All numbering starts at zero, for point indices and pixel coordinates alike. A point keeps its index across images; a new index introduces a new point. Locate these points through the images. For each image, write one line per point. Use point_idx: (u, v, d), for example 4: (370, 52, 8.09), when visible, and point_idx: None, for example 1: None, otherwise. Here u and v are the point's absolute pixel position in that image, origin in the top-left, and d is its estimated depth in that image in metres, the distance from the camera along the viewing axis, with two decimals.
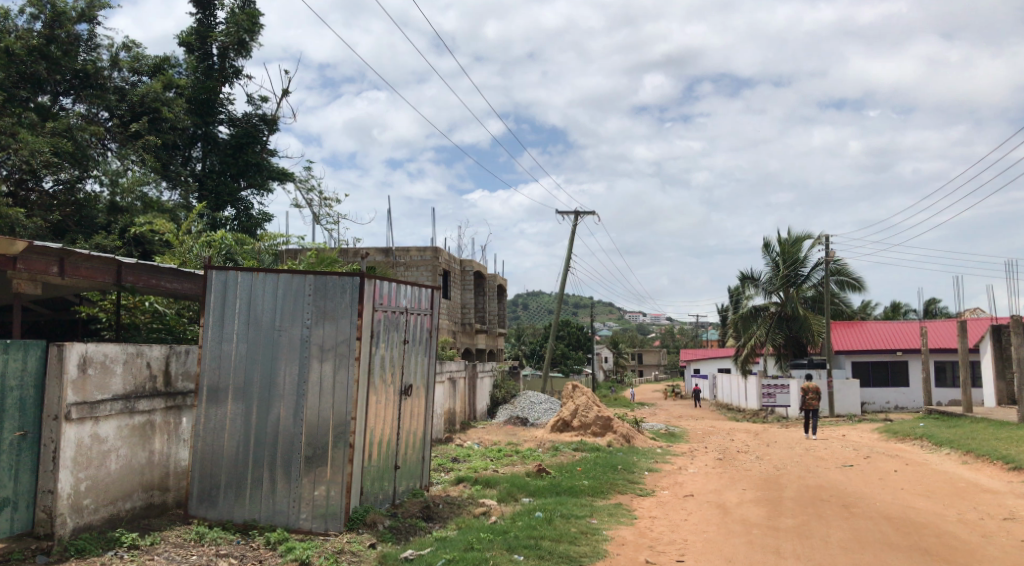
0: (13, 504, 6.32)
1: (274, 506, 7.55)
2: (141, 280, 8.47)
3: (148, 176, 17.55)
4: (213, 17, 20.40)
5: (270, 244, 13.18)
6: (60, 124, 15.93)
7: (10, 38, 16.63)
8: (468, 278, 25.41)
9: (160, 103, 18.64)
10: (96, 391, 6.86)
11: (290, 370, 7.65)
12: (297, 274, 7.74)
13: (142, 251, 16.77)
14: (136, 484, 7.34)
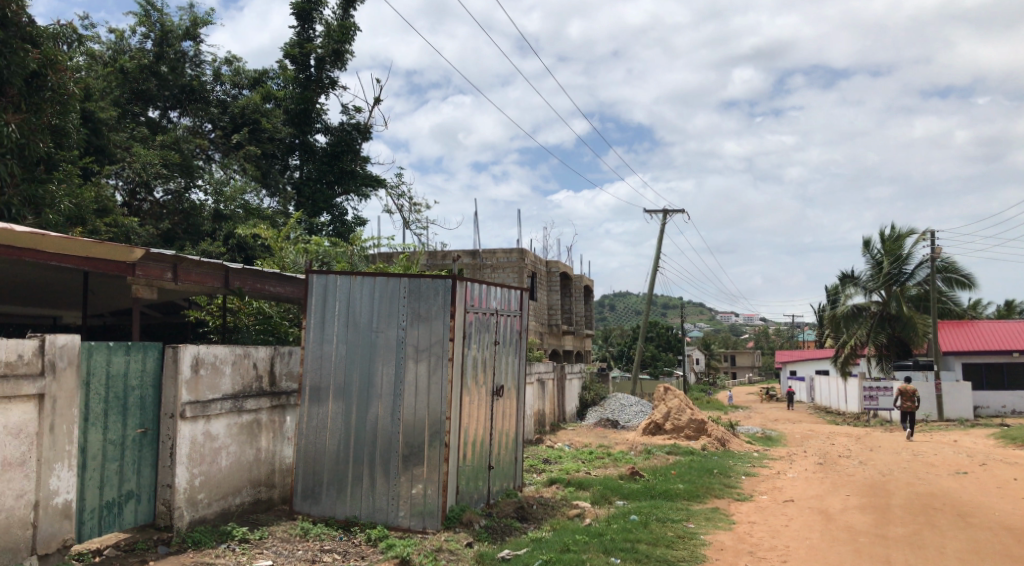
0: (137, 496, 6.69)
1: (374, 503, 7.74)
2: (248, 285, 8.83)
3: (249, 185, 18.28)
4: (310, 30, 20.91)
5: (363, 246, 13.52)
6: (169, 138, 17.09)
7: (124, 58, 17.82)
8: (554, 279, 25.34)
9: (259, 114, 19.91)
10: (208, 391, 7.18)
11: (387, 369, 7.83)
12: (392, 276, 7.91)
13: (245, 257, 17.71)
14: (245, 480, 7.67)
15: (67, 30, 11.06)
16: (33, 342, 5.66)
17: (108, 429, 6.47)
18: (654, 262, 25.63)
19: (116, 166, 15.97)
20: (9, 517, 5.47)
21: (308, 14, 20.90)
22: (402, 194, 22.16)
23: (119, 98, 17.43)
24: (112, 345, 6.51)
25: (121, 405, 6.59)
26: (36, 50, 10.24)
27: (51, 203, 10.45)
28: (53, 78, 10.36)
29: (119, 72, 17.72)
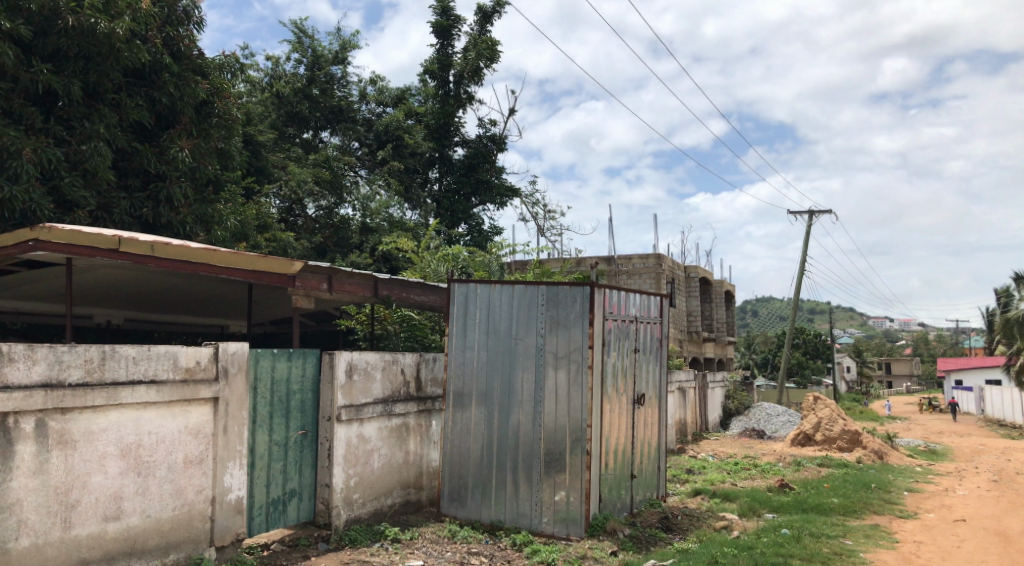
0: (299, 495, 7.08)
1: (517, 508, 7.84)
2: (396, 294, 9.25)
3: (392, 199, 19.24)
4: (449, 46, 21.55)
5: (502, 253, 13.67)
6: (320, 156, 18.16)
7: (280, 82, 19.04)
8: (693, 285, 24.70)
9: (402, 131, 20.44)
10: (361, 395, 7.53)
11: (528, 376, 7.92)
12: (530, 284, 7.99)
13: (390, 267, 18.57)
14: (395, 482, 7.99)
15: (230, 61, 11.95)
16: (209, 349, 6.12)
17: (274, 430, 6.87)
18: (800, 265, 24.51)
19: (274, 185, 17.11)
20: (191, 511, 5.94)
21: (448, 31, 21.56)
22: (537, 203, 22.40)
23: (276, 121, 18.77)
24: (276, 352, 6.90)
25: (284, 408, 6.98)
26: (204, 80, 11.16)
27: (218, 220, 11.23)
28: (219, 105, 11.31)
29: (275, 97, 18.96)
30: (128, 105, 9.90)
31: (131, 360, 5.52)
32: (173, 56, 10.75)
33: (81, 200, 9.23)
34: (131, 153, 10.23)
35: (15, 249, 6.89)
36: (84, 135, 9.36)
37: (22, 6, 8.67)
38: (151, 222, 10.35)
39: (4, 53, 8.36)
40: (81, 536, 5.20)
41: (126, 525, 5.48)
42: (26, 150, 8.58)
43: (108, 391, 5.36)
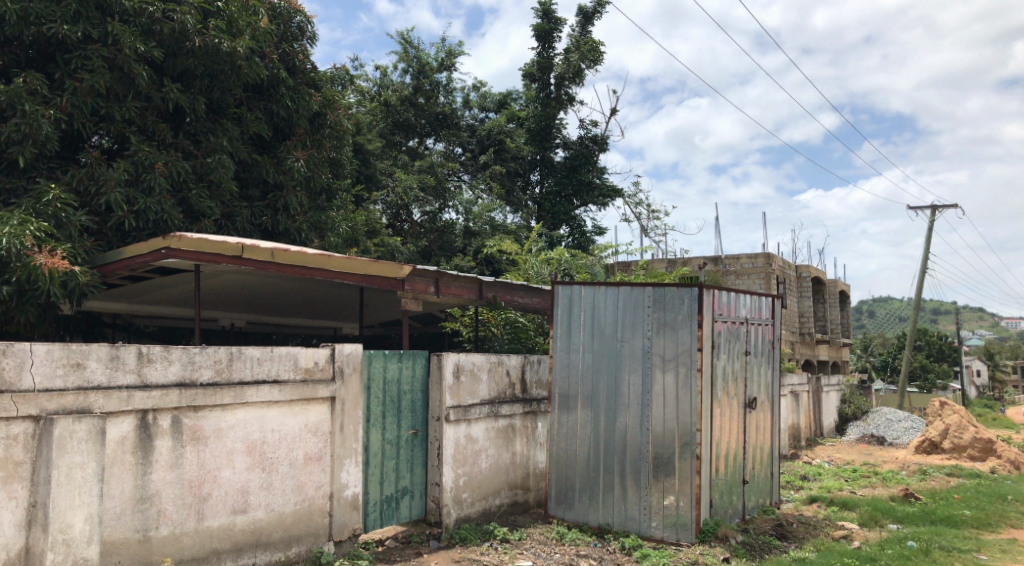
0: (411, 493, 7.25)
1: (626, 512, 7.76)
2: (501, 295, 9.25)
3: (495, 203, 19.51)
4: (550, 48, 21.66)
5: (606, 255, 13.57)
6: (425, 163, 18.50)
7: (388, 91, 19.72)
8: (805, 285, 23.81)
9: (504, 135, 20.73)
10: (468, 396, 7.66)
11: (634, 379, 7.83)
12: (636, 286, 7.90)
13: (493, 270, 18.83)
14: (503, 482, 8.08)
15: (341, 72, 12.43)
16: (326, 350, 6.37)
17: (387, 429, 7.05)
18: (923, 263, 23.22)
19: (381, 192, 17.68)
20: (311, 506, 6.19)
21: (549, 33, 21.64)
22: (640, 203, 22.13)
23: (383, 129, 19.37)
24: (387, 353, 7.08)
25: (396, 408, 7.16)
26: (317, 93, 11.66)
27: (332, 226, 11.80)
28: (330, 116, 11.77)
29: (383, 105, 19.69)
30: (248, 119, 10.50)
31: (256, 360, 5.80)
32: (288, 70, 11.27)
33: (207, 210, 9.77)
34: (251, 165, 10.80)
35: (150, 256, 7.52)
36: (209, 148, 9.95)
37: (155, 29, 9.25)
38: (270, 229, 10.84)
39: (138, 74, 8.96)
40: (212, 527, 5.47)
41: (253, 518, 5.76)
42: (158, 164, 9.16)
43: (235, 390, 5.63)
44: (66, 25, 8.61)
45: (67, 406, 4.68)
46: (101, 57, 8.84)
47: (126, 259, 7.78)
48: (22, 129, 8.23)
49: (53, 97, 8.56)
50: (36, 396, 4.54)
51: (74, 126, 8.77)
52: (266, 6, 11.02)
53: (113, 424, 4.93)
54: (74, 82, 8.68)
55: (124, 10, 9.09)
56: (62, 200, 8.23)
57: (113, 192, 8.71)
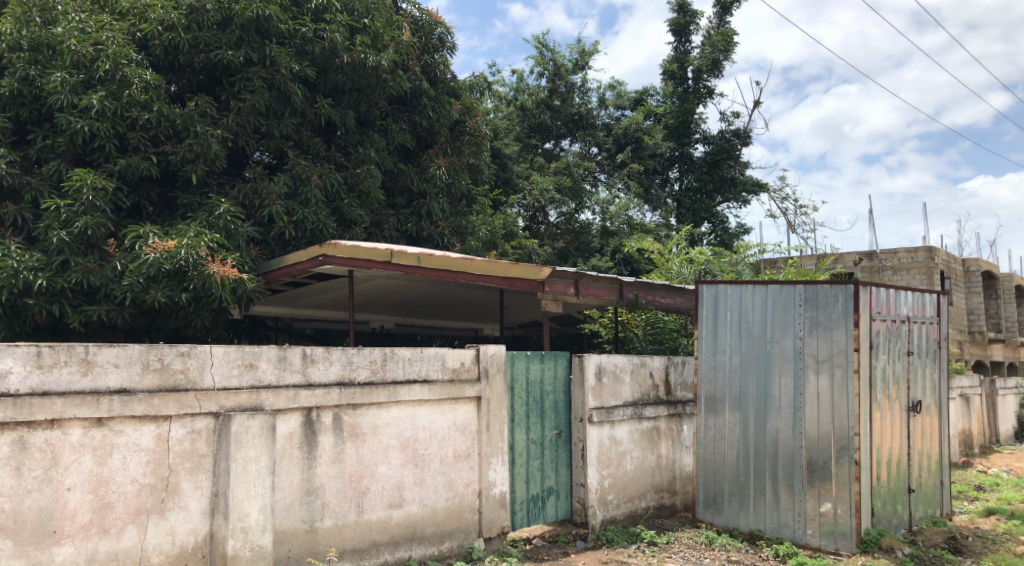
0: (557, 493, 7.28)
1: (779, 518, 7.45)
2: (642, 295, 8.98)
3: (632, 202, 19.32)
4: (687, 43, 21.26)
5: (750, 254, 13.17)
6: (561, 164, 18.57)
7: (524, 96, 19.99)
8: (974, 280, 21.97)
9: (642, 133, 20.18)
10: (611, 397, 7.62)
11: (785, 381, 7.50)
12: (785, 284, 7.56)
13: (631, 269, 18.74)
14: (648, 485, 8.00)
15: (480, 80, 12.75)
16: (471, 351, 6.52)
17: (531, 429, 7.09)
18: None
19: (519, 195, 17.92)
20: (461, 502, 6.38)
21: (685, 27, 21.23)
22: (786, 198, 21.22)
23: (520, 133, 19.63)
24: (530, 354, 7.13)
25: (540, 408, 7.20)
26: (457, 101, 12.04)
27: (472, 230, 12.13)
28: (470, 123, 12.15)
29: (520, 110, 19.98)
30: (393, 130, 10.97)
31: (408, 360, 6.03)
32: (430, 81, 11.67)
33: (358, 218, 10.29)
34: (397, 174, 11.26)
35: (308, 263, 7.99)
36: (359, 160, 10.47)
37: (307, 49, 9.83)
38: (415, 235, 11.26)
39: (294, 93, 9.59)
40: (372, 519, 5.74)
41: (408, 512, 5.99)
42: (314, 176, 9.75)
43: (389, 389, 5.88)
44: (231, 50, 9.29)
45: (242, 403, 5.03)
46: (261, 78, 9.48)
47: (287, 266, 8.32)
48: (195, 148, 8.92)
49: (220, 117, 9.29)
50: (217, 394, 4.91)
51: (239, 144, 9.47)
52: (409, 21, 11.46)
53: (282, 421, 5.26)
54: (238, 103, 9.36)
55: (281, 32, 9.64)
56: (230, 213, 8.91)
57: (274, 204, 9.33)
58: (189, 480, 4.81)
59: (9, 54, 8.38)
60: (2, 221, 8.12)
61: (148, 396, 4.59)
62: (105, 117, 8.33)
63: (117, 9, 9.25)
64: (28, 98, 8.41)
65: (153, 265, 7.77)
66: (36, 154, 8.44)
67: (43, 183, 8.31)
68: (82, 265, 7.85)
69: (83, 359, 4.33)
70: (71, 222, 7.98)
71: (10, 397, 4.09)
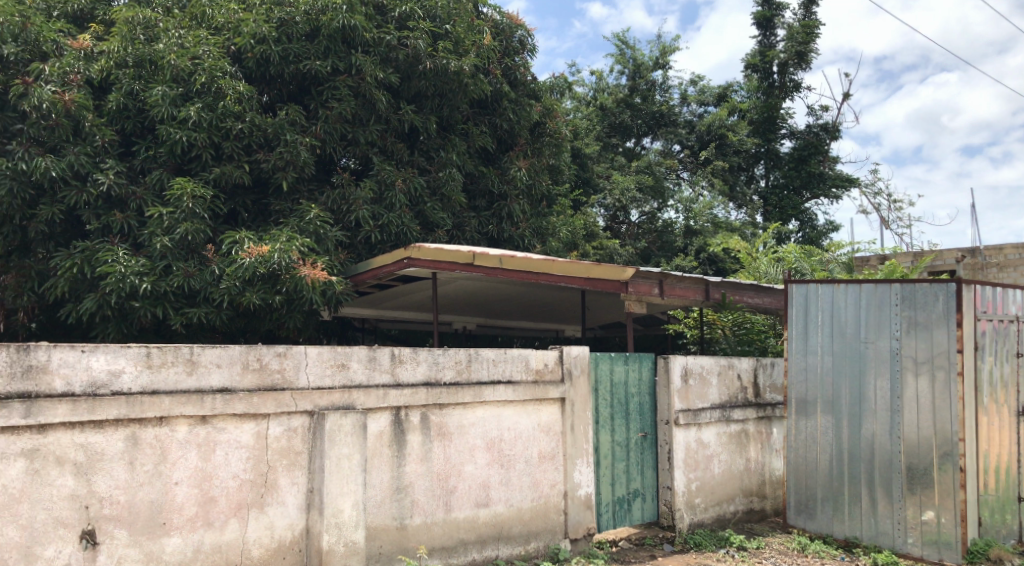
0: (643, 495, 7.20)
1: (876, 526, 7.17)
2: (729, 295, 8.79)
3: (716, 200, 18.95)
4: (772, 36, 20.70)
5: (842, 252, 12.72)
6: (643, 162, 18.34)
7: (604, 95, 19.85)
8: None
9: (726, 130, 19.84)
10: (698, 399, 7.50)
11: (882, 384, 7.21)
12: (881, 282, 7.27)
13: (716, 269, 18.39)
14: (737, 489, 7.84)
15: (560, 81, 12.75)
16: (555, 352, 6.53)
17: (616, 431, 7.04)
18: None
19: (600, 195, 17.83)
20: (547, 503, 6.40)
21: (770, 21, 20.68)
22: (879, 193, 20.40)
23: (600, 133, 19.53)
24: (614, 355, 7.07)
25: (625, 410, 7.14)
26: (538, 103, 12.09)
27: (552, 231, 12.17)
28: (550, 124, 12.19)
29: (600, 109, 19.84)
30: (475, 134, 11.10)
31: (492, 362, 6.09)
32: (510, 84, 11.74)
33: (441, 221, 10.43)
34: (478, 176, 11.36)
35: (394, 265, 8.16)
36: (442, 163, 10.63)
37: (392, 57, 10.01)
38: (496, 237, 11.35)
39: (378, 99, 9.81)
40: (460, 518, 5.83)
41: (494, 512, 6.05)
42: (398, 181, 9.97)
43: (474, 389, 5.95)
44: (319, 60, 9.58)
45: (335, 402, 5.18)
46: (347, 86, 9.74)
47: (373, 269, 8.52)
48: (285, 155, 9.24)
49: (309, 126, 9.60)
50: (311, 393, 5.07)
51: (326, 151, 9.76)
52: (490, 25, 11.54)
53: (372, 420, 5.39)
54: (326, 111, 9.66)
55: (366, 41, 9.83)
56: (320, 218, 9.17)
57: (361, 209, 9.58)
58: (286, 476, 4.98)
59: (116, 70, 8.89)
60: (110, 228, 8.56)
61: (248, 394, 4.78)
62: (202, 127, 8.72)
63: (213, 24, 9.66)
64: (133, 112, 8.87)
65: (248, 269, 8.04)
66: (140, 165, 8.90)
67: (147, 192, 8.74)
68: (183, 270, 8.24)
69: (188, 359, 4.54)
70: (173, 229, 8.37)
71: (124, 395, 4.31)
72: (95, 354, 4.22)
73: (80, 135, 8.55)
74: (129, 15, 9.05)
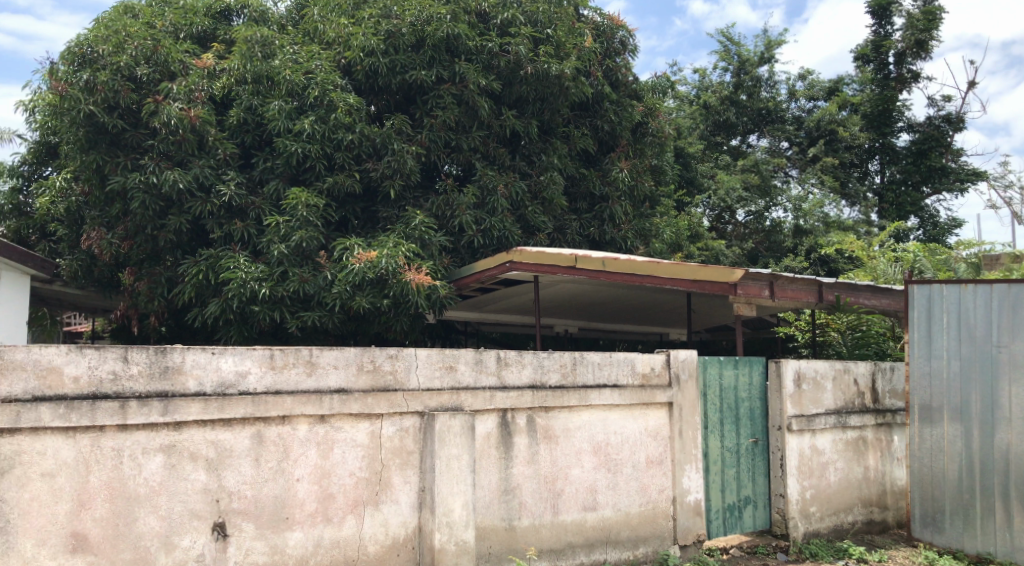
0: (754, 503, 7.00)
1: (1014, 542, 6.72)
2: (844, 296, 8.43)
3: (828, 197, 18.21)
4: (888, 25, 19.73)
5: (969, 251, 12.02)
6: (749, 161, 17.93)
7: (707, 93, 19.37)
8: None
9: (836, 125, 19.06)
10: (812, 405, 7.23)
11: (1017, 390, 6.76)
12: (1015, 282, 6.81)
13: (828, 270, 17.67)
14: (856, 498, 7.52)
15: (662, 81, 12.57)
16: (661, 356, 6.46)
17: (725, 436, 6.86)
18: None
19: (704, 195, 17.49)
20: (655, 508, 6.32)
21: (885, 9, 19.72)
22: (1009, 186, 19.11)
23: (704, 132, 19.08)
24: (723, 359, 6.90)
25: (734, 415, 6.96)
26: (640, 103, 11.99)
27: (656, 233, 12.04)
28: (652, 124, 12.05)
29: (703, 108, 19.34)
30: (576, 136, 11.09)
31: (598, 365, 6.07)
32: (612, 85, 11.66)
33: (541, 224, 10.51)
34: (580, 179, 11.33)
35: (497, 269, 8.25)
36: (543, 167, 10.67)
37: (494, 64, 10.15)
38: (598, 239, 11.30)
39: (481, 106, 9.95)
40: (568, 521, 5.83)
41: (602, 516, 6.02)
42: (500, 186, 10.07)
43: (580, 393, 5.94)
44: (423, 70, 9.81)
45: (444, 403, 5.29)
46: (451, 94, 9.93)
47: (477, 273, 8.66)
48: (393, 164, 9.52)
49: (415, 134, 9.86)
50: (422, 394, 5.20)
51: (431, 158, 9.99)
52: (590, 27, 11.48)
53: (481, 421, 5.47)
54: (431, 120, 9.90)
55: (469, 49, 10.04)
56: (425, 224, 9.39)
57: (464, 214, 9.73)
58: (399, 475, 5.13)
59: (236, 87, 9.34)
60: (232, 237, 9.04)
61: (363, 395, 4.95)
62: (315, 139, 9.10)
63: (325, 39, 10.09)
64: (252, 126, 9.35)
65: (359, 274, 8.34)
66: (259, 175, 9.36)
67: (265, 201, 9.18)
68: (299, 275, 8.61)
69: (307, 361, 4.75)
70: (288, 236, 8.76)
71: (250, 395, 4.54)
72: (224, 356, 4.47)
73: (204, 149, 9.07)
74: (248, 33, 9.36)
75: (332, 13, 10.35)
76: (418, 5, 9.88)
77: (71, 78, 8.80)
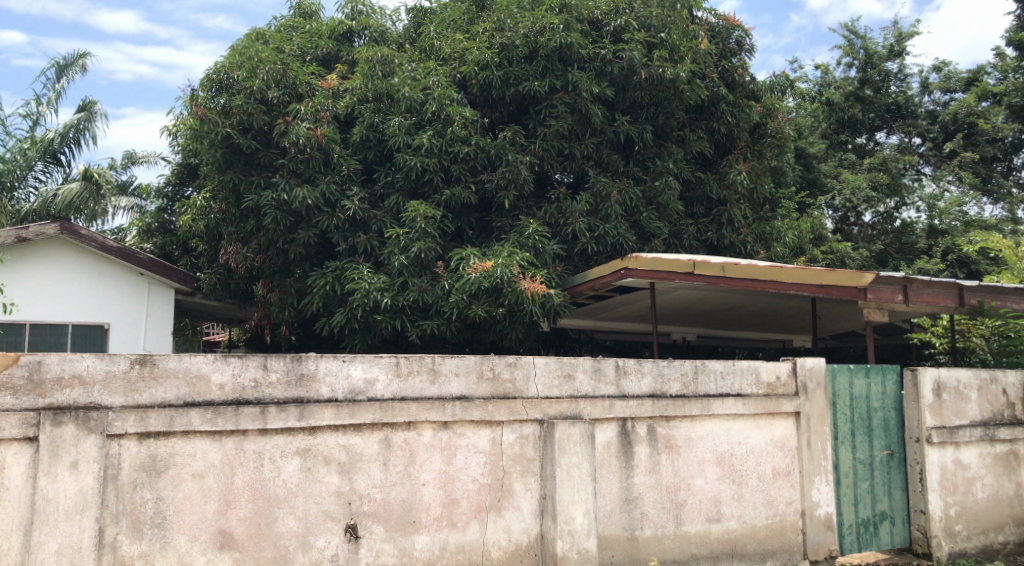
0: (891, 519, 6.60)
1: None
2: (988, 300, 7.86)
3: (968, 195, 17.11)
4: None
5: None
6: (876, 159, 16.93)
7: (830, 90, 18.51)
8: None
9: (976, 117, 18.00)
10: (954, 416, 6.79)
11: None
12: None
13: (968, 271, 16.57)
14: (1007, 517, 7.03)
15: (781, 79, 12.17)
16: (787, 364, 6.23)
17: (857, 448, 6.52)
18: None
19: (828, 196, 16.79)
20: (783, 521, 6.09)
21: None
22: None
23: (827, 130, 18.29)
24: (854, 368, 6.57)
25: (867, 426, 6.61)
26: (759, 104, 11.72)
27: (777, 236, 11.64)
28: (771, 125, 11.81)
29: (826, 105, 18.50)
30: (692, 140, 10.89)
31: (720, 374, 5.92)
32: (728, 86, 11.37)
33: (656, 230, 10.31)
34: (696, 183, 11.09)
35: (612, 276, 8.16)
36: (658, 172, 10.54)
37: (606, 71, 10.07)
38: (716, 244, 11.05)
39: (595, 114, 9.93)
40: (691, 532, 5.71)
41: (727, 528, 5.86)
42: (613, 193, 10.01)
43: (702, 402, 5.81)
44: (537, 80, 9.91)
45: (564, 411, 5.30)
46: (563, 103, 9.97)
47: (591, 280, 8.63)
48: (507, 175, 9.62)
49: (529, 144, 9.97)
50: (541, 402, 5.23)
51: (545, 167, 10.06)
52: (706, 28, 11.30)
53: (600, 430, 5.45)
54: (544, 129, 9.98)
55: (581, 58, 10.03)
56: (538, 233, 9.44)
57: (577, 221, 9.72)
58: (520, 482, 5.19)
59: (359, 106, 9.78)
60: (356, 249, 9.41)
61: (484, 402, 5.03)
62: (433, 153, 9.36)
63: (441, 55, 10.40)
64: (374, 142, 9.70)
65: (474, 283, 8.41)
66: (381, 190, 9.70)
67: (385, 215, 9.51)
68: (418, 285, 8.85)
69: (430, 368, 4.87)
70: (408, 248, 9.04)
71: (378, 401, 4.71)
72: (354, 364, 4.65)
73: (330, 166, 9.51)
74: (370, 54, 9.83)
75: (447, 29, 10.82)
76: (531, 16, 10.01)
77: (209, 103, 9.43)
